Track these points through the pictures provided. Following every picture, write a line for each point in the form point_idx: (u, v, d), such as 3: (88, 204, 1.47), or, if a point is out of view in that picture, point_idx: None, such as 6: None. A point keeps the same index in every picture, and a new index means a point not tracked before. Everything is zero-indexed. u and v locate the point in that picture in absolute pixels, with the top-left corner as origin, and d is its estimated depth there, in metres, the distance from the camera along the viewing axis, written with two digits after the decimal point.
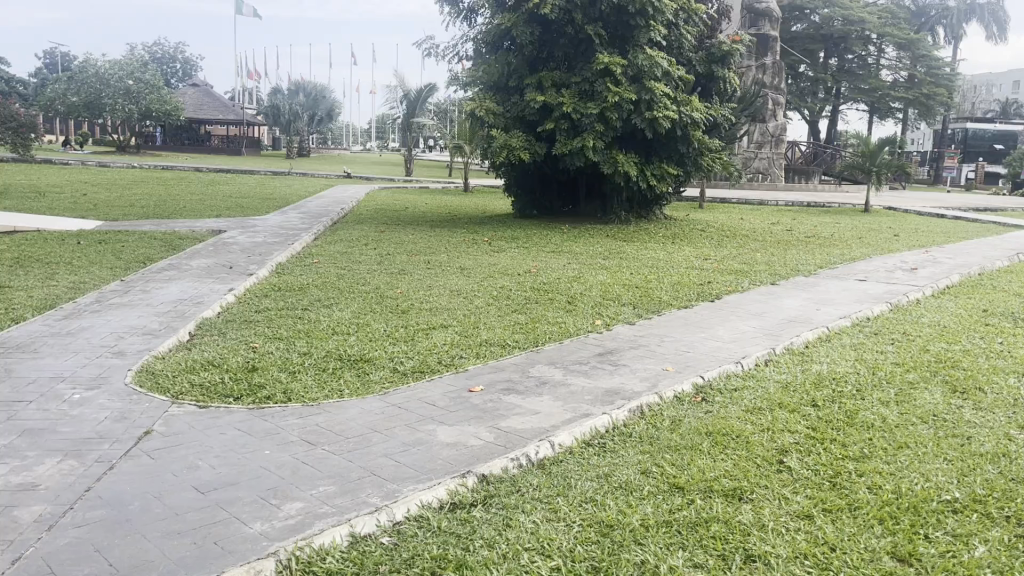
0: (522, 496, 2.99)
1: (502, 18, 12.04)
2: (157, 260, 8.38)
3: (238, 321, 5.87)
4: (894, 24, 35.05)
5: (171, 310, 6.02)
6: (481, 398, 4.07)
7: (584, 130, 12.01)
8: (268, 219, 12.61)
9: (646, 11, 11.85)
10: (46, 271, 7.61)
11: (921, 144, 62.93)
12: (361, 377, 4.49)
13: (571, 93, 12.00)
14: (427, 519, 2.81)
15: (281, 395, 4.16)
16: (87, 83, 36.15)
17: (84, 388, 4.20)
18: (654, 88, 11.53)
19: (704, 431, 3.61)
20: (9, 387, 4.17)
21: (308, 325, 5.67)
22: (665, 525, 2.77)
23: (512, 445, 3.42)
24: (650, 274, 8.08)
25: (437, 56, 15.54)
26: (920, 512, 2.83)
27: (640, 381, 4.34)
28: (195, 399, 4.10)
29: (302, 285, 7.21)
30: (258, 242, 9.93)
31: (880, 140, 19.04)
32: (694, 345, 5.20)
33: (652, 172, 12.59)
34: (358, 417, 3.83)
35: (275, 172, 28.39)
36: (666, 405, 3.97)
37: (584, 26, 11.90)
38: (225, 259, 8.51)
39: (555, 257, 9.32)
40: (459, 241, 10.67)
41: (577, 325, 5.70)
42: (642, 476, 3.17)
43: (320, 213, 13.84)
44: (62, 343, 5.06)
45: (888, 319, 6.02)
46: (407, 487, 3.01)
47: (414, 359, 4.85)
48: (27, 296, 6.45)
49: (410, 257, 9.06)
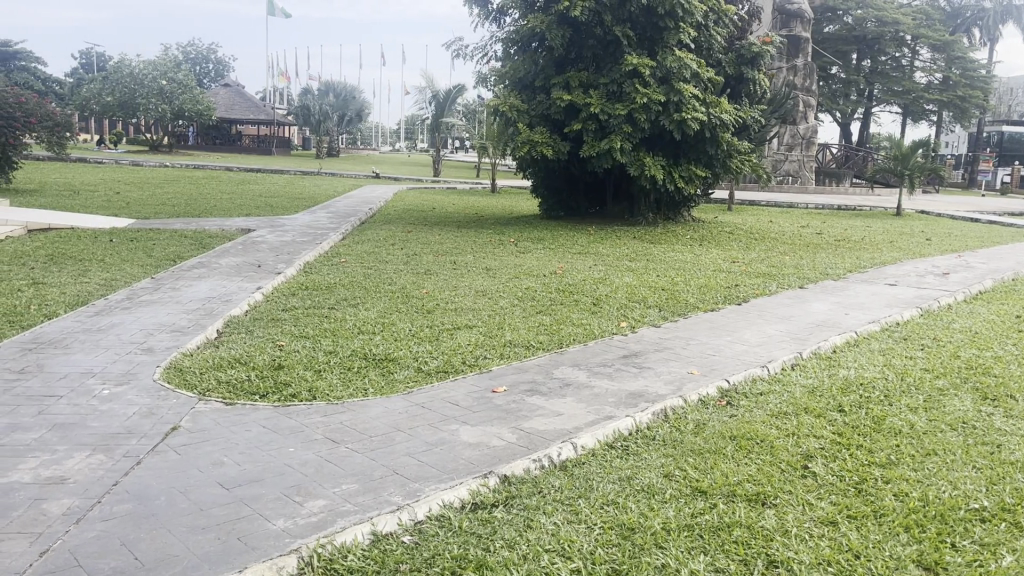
0: (544, 497, 2.99)
1: (530, 20, 12.04)
2: (187, 258, 8.49)
3: (266, 319, 5.94)
4: (929, 26, 34.58)
5: (199, 308, 6.09)
6: (504, 399, 4.07)
7: (612, 131, 11.98)
8: (296, 218, 12.71)
9: (675, 13, 11.80)
10: (79, 268, 7.74)
11: (956, 147, 61.98)
12: (384, 376, 4.51)
13: (599, 94, 11.99)
14: (448, 519, 2.81)
15: (306, 393, 4.20)
16: (122, 83, 36.88)
17: (113, 384, 4.27)
18: (682, 89, 11.47)
19: (728, 435, 3.59)
20: (41, 382, 4.25)
21: (333, 324, 5.71)
22: (687, 529, 2.75)
23: (534, 446, 3.42)
24: (677, 276, 8.03)
25: (466, 58, 15.57)
26: (947, 520, 2.78)
27: (664, 384, 4.32)
28: (222, 396, 4.15)
29: (328, 284, 7.27)
30: (286, 241, 10.03)
31: (913, 143, 18.78)
32: (719, 348, 5.16)
33: (680, 174, 12.52)
34: (382, 415, 3.85)
35: (304, 172, 28.68)
36: (690, 409, 3.95)
37: (612, 27, 11.87)
38: (254, 257, 8.61)
39: (581, 258, 9.31)
40: (485, 241, 10.69)
41: (602, 327, 5.68)
42: (665, 479, 3.16)
43: (348, 213, 13.92)
44: (93, 339, 5.15)
45: (918, 325, 5.93)
46: (430, 486, 3.02)
47: (438, 359, 4.86)
48: (60, 292, 6.56)
49: (437, 257, 9.09)
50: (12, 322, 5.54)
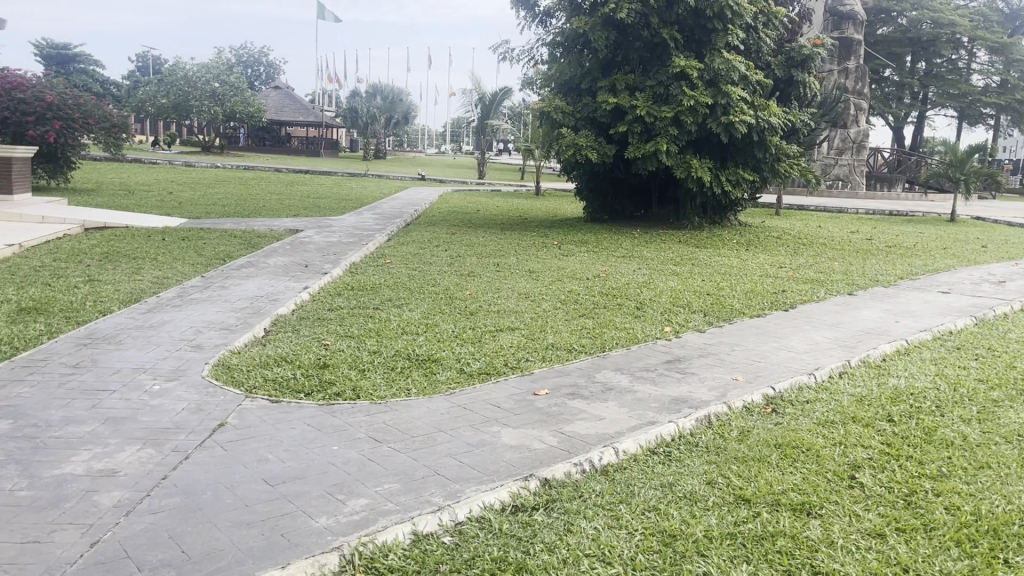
0: (585, 501, 2.98)
1: (577, 22, 12.02)
2: (236, 257, 8.65)
3: (311, 318, 6.02)
4: (987, 28, 33.71)
5: (247, 307, 6.20)
6: (546, 401, 4.07)
7: (658, 134, 11.90)
8: (342, 219, 12.87)
9: (724, 15, 11.68)
10: (133, 265, 7.93)
11: (1015, 151, 60.24)
12: (427, 377, 4.54)
13: (645, 96, 11.92)
14: (488, 521, 2.82)
15: (350, 392, 4.24)
16: (176, 85, 37.79)
17: (164, 379, 4.37)
18: (730, 92, 11.34)
19: (773, 443, 3.53)
20: (95, 376, 4.36)
21: (378, 324, 5.76)
22: (730, 537, 2.72)
23: (575, 450, 3.41)
24: (722, 281, 7.94)
25: (512, 60, 15.61)
26: (1001, 536, 2.70)
27: (708, 390, 4.27)
28: (268, 394, 4.21)
29: (373, 285, 7.34)
30: (333, 242, 10.15)
31: (969, 147, 18.29)
32: (765, 355, 5.09)
33: (727, 177, 12.39)
34: (424, 416, 3.88)
35: (351, 173, 29.05)
36: (734, 416, 3.90)
37: (659, 30, 11.80)
38: (301, 257, 8.73)
39: (625, 262, 9.26)
40: (529, 244, 10.70)
41: (646, 332, 5.64)
42: (707, 486, 3.12)
43: (394, 215, 14.05)
44: (145, 335, 5.27)
45: (972, 334, 5.77)
46: (470, 487, 3.03)
47: (480, 361, 4.88)
48: (114, 289, 6.73)
49: (481, 259, 9.12)
50: (68, 318, 5.71)
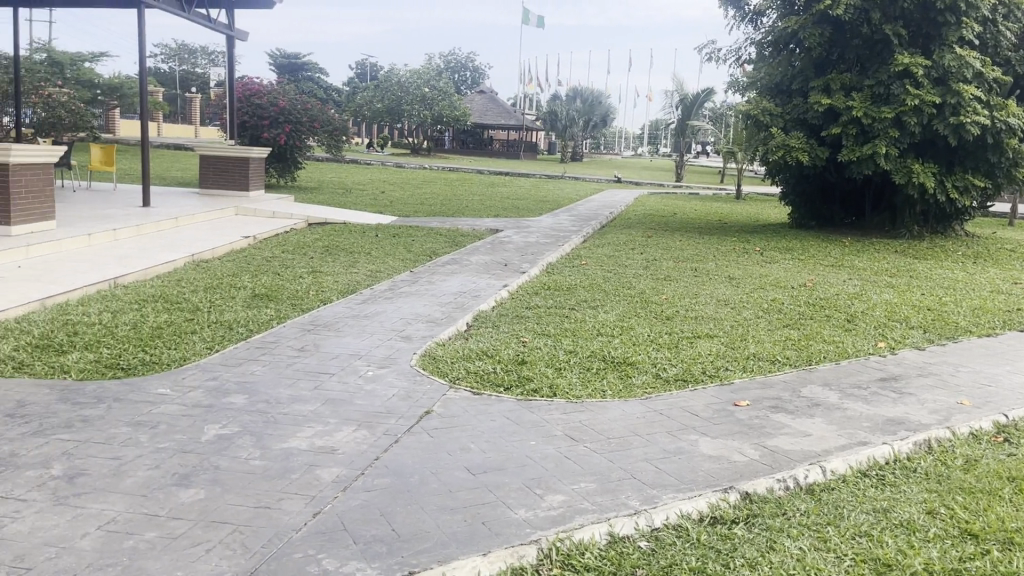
0: (789, 519, 2.86)
1: (789, 20, 11.53)
2: (441, 254, 9.07)
3: (511, 315, 6.19)
4: None
5: (451, 302, 6.48)
6: (746, 413, 3.94)
7: (875, 136, 11.16)
8: (540, 220, 13.13)
9: (957, 7, 10.76)
10: (349, 259, 8.54)
11: None
12: (623, 380, 4.54)
13: (862, 96, 11.23)
14: (686, 530, 2.77)
15: (548, 390, 4.32)
16: (391, 91, 40.17)
17: (377, 366, 4.66)
18: (962, 91, 10.41)
19: (1006, 476, 3.22)
20: (317, 359, 4.74)
21: (575, 324, 5.83)
22: (954, 573, 2.50)
23: (778, 465, 3.28)
24: (946, 296, 7.32)
25: (717, 62, 15.23)
26: None
27: (928, 413, 3.96)
28: (470, 386, 4.38)
29: (571, 285, 7.43)
30: (531, 242, 10.39)
31: None
32: (996, 378, 4.64)
33: (953, 183, 11.40)
34: (620, 418, 3.88)
35: (549, 175, 29.58)
36: (959, 442, 3.58)
37: (881, 26, 11.06)
38: (501, 256, 9.01)
39: (834, 271, 8.76)
40: (729, 250, 10.40)
41: (856, 346, 5.31)
42: (927, 516, 2.89)
43: (590, 216, 14.12)
44: (360, 324, 5.66)
45: None
46: (668, 494, 3.00)
47: (677, 367, 4.80)
48: (334, 280, 7.27)
49: (679, 264, 8.98)
50: (294, 305, 6.23)
